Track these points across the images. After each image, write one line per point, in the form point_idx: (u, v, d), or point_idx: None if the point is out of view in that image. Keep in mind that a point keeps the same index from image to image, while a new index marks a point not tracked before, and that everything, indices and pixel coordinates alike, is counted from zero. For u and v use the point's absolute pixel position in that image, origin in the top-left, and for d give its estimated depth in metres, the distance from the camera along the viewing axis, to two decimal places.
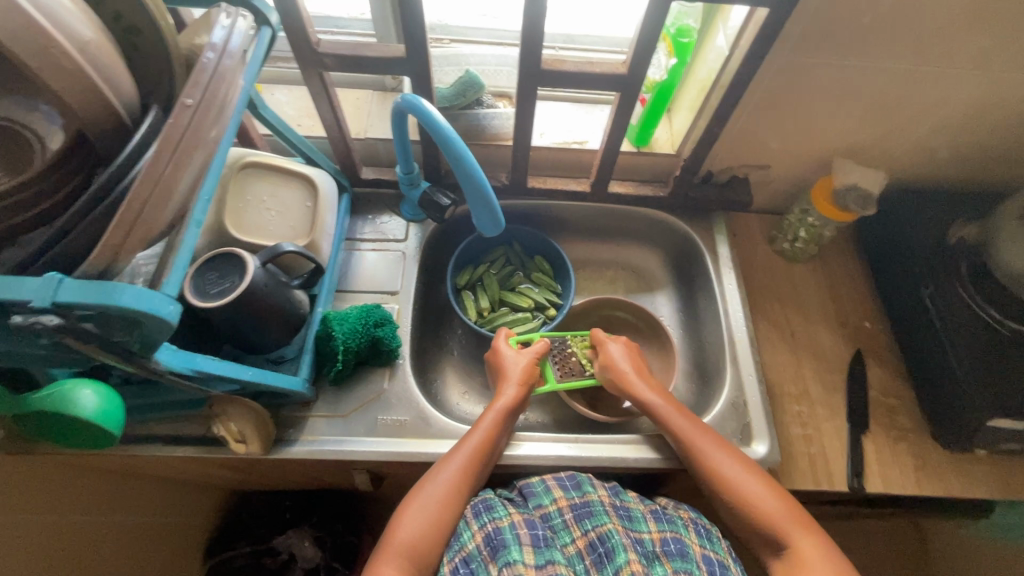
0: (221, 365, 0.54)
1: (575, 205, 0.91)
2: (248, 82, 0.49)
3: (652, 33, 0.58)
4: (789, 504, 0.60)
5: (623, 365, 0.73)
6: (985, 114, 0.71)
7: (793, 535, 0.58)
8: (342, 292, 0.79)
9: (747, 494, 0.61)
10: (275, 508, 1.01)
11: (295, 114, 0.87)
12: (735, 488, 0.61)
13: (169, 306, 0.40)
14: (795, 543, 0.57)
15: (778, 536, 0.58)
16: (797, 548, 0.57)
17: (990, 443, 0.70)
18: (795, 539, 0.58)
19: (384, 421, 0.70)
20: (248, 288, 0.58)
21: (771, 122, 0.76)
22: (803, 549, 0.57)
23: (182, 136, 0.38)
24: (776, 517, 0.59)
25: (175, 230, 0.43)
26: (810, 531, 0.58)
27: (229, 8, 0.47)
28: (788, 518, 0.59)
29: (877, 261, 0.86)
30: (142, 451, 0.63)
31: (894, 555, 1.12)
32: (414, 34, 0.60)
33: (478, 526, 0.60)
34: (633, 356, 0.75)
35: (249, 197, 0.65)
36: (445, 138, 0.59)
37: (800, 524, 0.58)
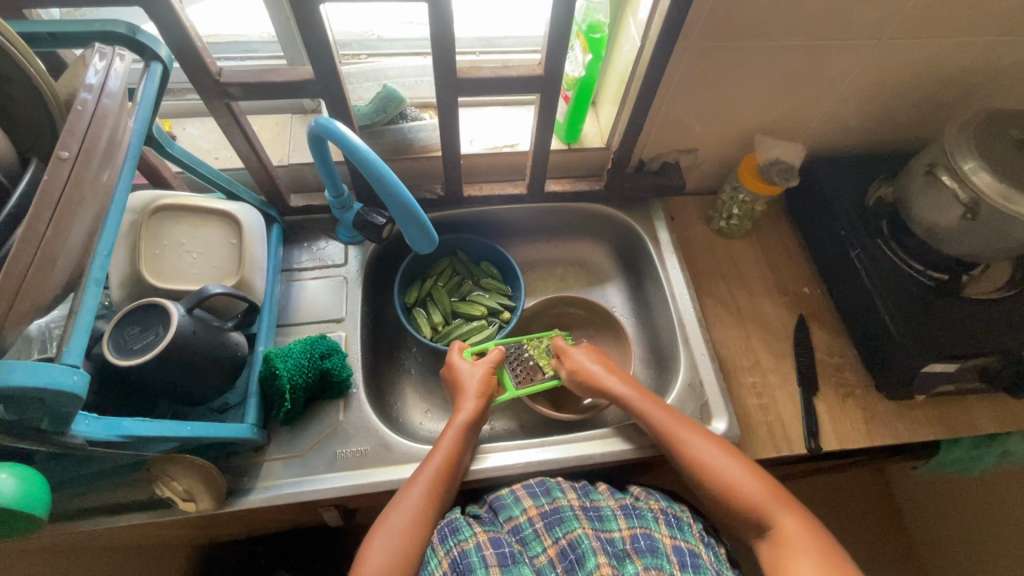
0: (155, 425, 0.50)
1: (515, 208, 0.90)
2: (140, 124, 0.47)
3: (562, 32, 0.58)
4: (773, 489, 0.61)
5: (591, 366, 0.74)
6: (884, 81, 0.76)
7: (779, 518, 0.59)
8: (285, 326, 0.76)
9: (733, 484, 0.62)
10: (249, 558, 0.95)
11: (211, 147, 0.83)
12: (720, 480, 0.62)
13: (73, 376, 0.37)
14: (781, 525, 0.59)
15: (765, 521, 0.60)
16: (782, 530, 0.59)
17: (927, 388, 0.74)
18: (782, 522, 0.59)
19: (343, 454, 0.68)
20: (175, 338, 0.55)
21: (691, 106, 0.77)
22: (789, 530, 0.58)
23: (62, 193, 0.37)
24: (760, 505, 0.60)
25: (74, 292, 0.40)
26: (790, 509, 0.60)
27: (103, 48, 0.44)
28: (773, 502, 0.60)
29: (806, 227, 0.90)
30: (80, 526, 0.59)
31: (867, 502, 1.16)
32: (321, 56, 0.58)
33: (445, 553, 0.59)
34: (596, 356, 0.76)
35: (167, 241, 0.62)
36: (366, 160, 0.58)
37: (785, 507, 0.60)
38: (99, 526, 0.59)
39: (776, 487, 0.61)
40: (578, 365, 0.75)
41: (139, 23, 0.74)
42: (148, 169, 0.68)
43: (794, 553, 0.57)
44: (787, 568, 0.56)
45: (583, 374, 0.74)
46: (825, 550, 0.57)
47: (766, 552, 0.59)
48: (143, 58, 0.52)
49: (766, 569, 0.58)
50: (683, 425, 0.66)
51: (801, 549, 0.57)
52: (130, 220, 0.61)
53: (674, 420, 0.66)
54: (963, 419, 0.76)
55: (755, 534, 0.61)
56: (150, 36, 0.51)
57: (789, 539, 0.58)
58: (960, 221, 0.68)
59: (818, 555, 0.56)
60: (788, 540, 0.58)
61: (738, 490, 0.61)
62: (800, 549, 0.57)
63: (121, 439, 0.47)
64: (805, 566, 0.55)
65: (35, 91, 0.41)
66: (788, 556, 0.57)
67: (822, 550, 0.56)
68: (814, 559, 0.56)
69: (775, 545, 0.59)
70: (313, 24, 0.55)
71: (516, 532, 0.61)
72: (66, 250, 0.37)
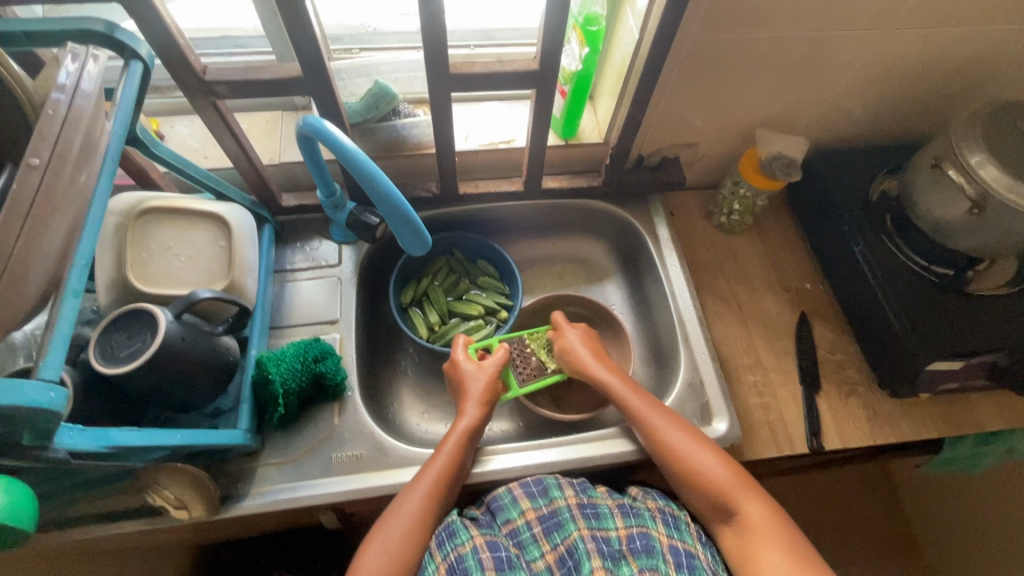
0: (142, 435, 0.49)
1: (511, 206, 0.89)
2: (120, 126, 0.46)
3: (557, 25, 0.57)
4: (737, 473, 0.61)
5: (579, 349, 0.73)
6: (888, 72, 0.74)
7: (744, 505, 0.59)
8: (279, 328, 0.75)
9: (703, 470, 0.61)
10: (249, 558, 0.94)
11: (200, 146, 0.81)
12: (690, 465, 0.61)
13: (50, 393, 0.36)
14: (746, 513, 0.58)
15: (730, 506, 0.59)
16: (749, 519, 0.58)
17: (931, 386, 0.73)
18: (749, 512, 0.58)
19: (338, 458, 0.67)
20: (163, 345, 0.53)
21: (691, 100, 0.75)
22: (753, 516, 0.58)
23: (33, 203, 0.35)
24: (726, 491, 0.59)
25: (51, 302, 0.39)
26: (758, 497, 0.59)
27: (77, 47, 0.43)
28: (737, 487, 0.60)
29: (808, 222, 0.88)
30: (74, 535, 0.58)
31: (869, 497, 1.15)
32: (308, 52, 0.56)
33: (442, 557, 0.58)
34: (589, 339, 0.75)
35: (154, 245, 0.60)
36: (355, 161, 0.56)
37: (748, 492, 0.59)
38: (93, 535, 0.59)
39: (740, 471, 0.61)
40: (568, 348, 0.74)
41: (121, 20, 0.72)
42: (135, 169, 0.67)
43: (762, 545, 0.56)
44: (754, 557, 0.56)
45: (568, 356, 0.73)
46: (792, 540, 0.56)
47: (731, 538, 0.59)
48: (122, 57, 0.50)
49: (735, 558, 0.58)
50: (657, 411, 0.65)
51: (768, 540, 0.56)
52: (116, 222, 0.60)
53: (651, 407, 0.66)
54: (968, 416, 0.75)
55: (718, 519, 0.61)
56: (130, 34, 0.49)
57: (755, 527, 0.57)
58: (966, 216, 0.67)
59: (786, 548, 0.56)
60: (753, 528, 0.57)
61: (707, 475, 0.60)
62: (765, 538, 0.56)
63: (108, 450, 0.46)
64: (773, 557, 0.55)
65: (10, 94, 0.39)
66: (757, 546, 0.56)
67: (787, 540, 0.56)
68: (780, 547, 0.55)
69: (742, 534, 0.58)
70: (298, 20, 0.53)
71: (514, 535, 0.60)
72: (40, 260, 0.36)
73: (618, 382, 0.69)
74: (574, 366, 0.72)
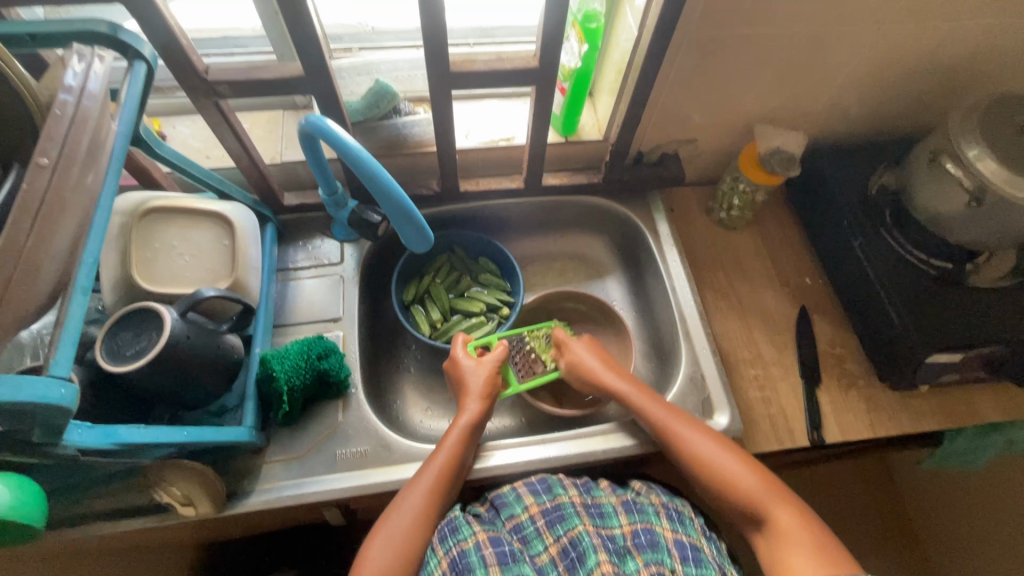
0: (149, 431, 0.49)
1: (512, 203, 0.89)
2: (125, 126, 0.46)
3: (556, 23, 0.57)
4: (768, 481, 0.60)
5: (590, 361, 0.73)
6: (886, 67, 0.74)
7: (774, 512, 0.58)
8: (282, 326, 0.75)
9: (730, 476, 0.61)
10: (254, 556, 0.95)
11: (202, 146, 0.82)
12: (717, 472, 0.61)
13: (61, 389, 0.36)
14: (777, 518, 0.58)
15: (761, 513, 0.59)
16: (779, 525, 0.58)
17: (931, 379, 0.74)
18: (779, 517, 0.58)
19: (343, 455, 0.67)
20: (168, 342, 0.54)
21: (691, 96, 0.76)
22: (785, 525, 0.58)
23: (42, 202, 0.36)
24: (755, 497, 0.60)
25: (60, 300, 0.39)
26: (787, 502, 0.59)
27: (82, 48, 0.43)
28: (768, 494, 0.59)
29: (808, 217, 0.89)
30: (80, 532, 0.59)
31: (870, 492, 1.16)
32: (310, 52, 0.57)
33: (444, 552, 0.59)
34: (595, 348, 0.76)
35: (157, 244, 0.61)
36: (358, 159, 0.57)
37: (778, 498, 0.59)
38: (100, 532, 0.59)
39: (771, 479, 0.61)
40: (577, 361, 0.74)
41: (122, 21, 0.72)
42: (138, 169, 0.67)
43: (792, 549, 0.56)
44: (783, 563, 0.56)
45: (581, 370, 0.73)
46: (823, 543, 0.56)
47: (762, 544, 0.59)
48: (125, 57, 0.50)
49: (767, 564, 0.58)
50: (680, 419, 0.66)
51: (797, 543, 0.56)
52: (121, 222, 0.60)
53: (673, 416, 0.66)
54: (967, 409, 0.75)
55: (749, 526, 0.61)
56: (133, 34, 0.49)
57: (785, 532, 0.57)
58: (964, 209, 0.67)
59: (816, 551, 0.55)
60: (783, 533, 0.57)
61: (734, 481, 0.61)
62: (797, 543, 0.56)
63: (116, 447, 0.46)
64: (803, 561, 0.55)
65: (15, 94, 0.40)
66: (787, 552, 0.56)
67: (818, 543, 0.56)
68: (811, 551, 0.55)
69: (772, 539, 0.58)
70: (300, 20, 0.53)
71: (517, 530, 0.61)
72: (49, 259, 0.36)
73: (638, 392, 0.69)
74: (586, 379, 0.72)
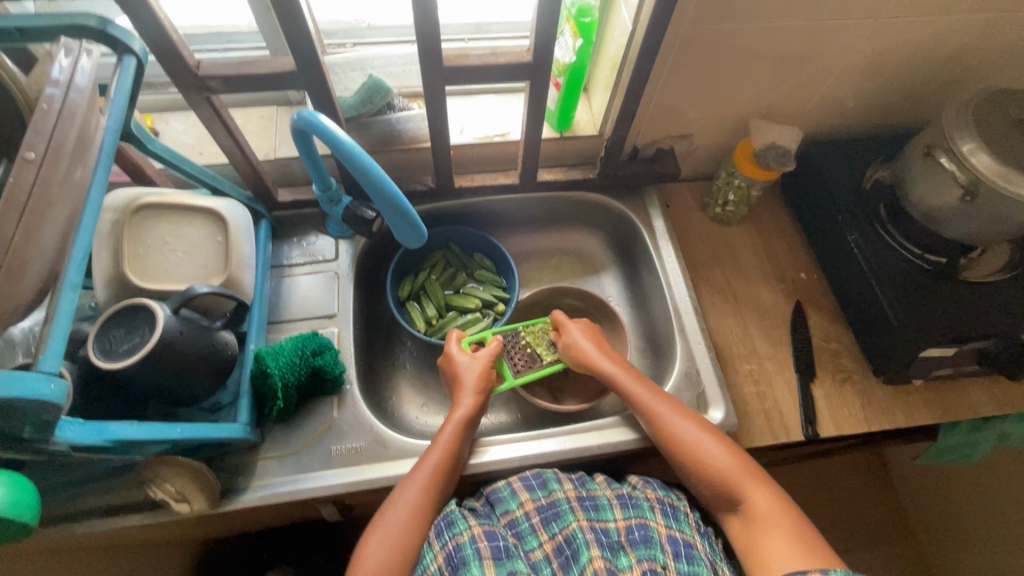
0: (143, 428, 0.49)
1: (508, 199, 0.89)
2: (114, 121, 0.46)
3: (549, 17, 0.57)
4: (744, 463, 0.61)
5: (584, 344, 0.73)
6: (881, 61, 0.74)
7: (749, 493, 0.59)
8: (276, 323, 0.75)
9: (709, 459, 0.61)
10: (251, 553, 0.94)
11: (196, 142, 0.81)
12: (696, 455, 0.62)
13: (50, 385, 0.36)
14: (753, 500, 0.59)
15: (736, 496, 0.60)
16: (755, 507, 0.58)
17: (925, 372, 0.74)
18: (755, 499, 0.59)
19: (338, 451, 0.67)
20: (161, 339, 0.54)
21: (686, 91, 0.76)
22: (761, 507, 0.58)
23: (29, 197, 0.35)
24: (732, 479, 0.60)
25: (49, 296, 0.39)
26: (764, 485, 0.59)
27: (70, 42, 0.43)
28: (746, 477, 0.60)
29: (803, 213, 0.89)
30: (73, 530, 0.59)
31: (866, 488, 1.16)
32: (302, 47, 0.56)
33: (440, 546, 0.58)
34: (591, 333, 0.75)
35: (150, 241, 0.61)
36: (350, 154, 0.57)
37: (753, 479, 0.60)
38: (94, 529, 0.59)
39: (747, 461, 0.62)
40: (573, 343, 0.73)
41: (114, 16, 0.71)
42: (130, 166, 0.67)
43: (767, 531, 0.56)
44: (760, 545, 0.56)
45: (574, 353, 0.73)
46: (798, 526, 0.56)
47: (739, 527, 0.59)
48: (115, 52, 0.50)
49: (742, 546, 0.58)
50: (663, 402, 0.66)
51: (772, 525, 0.57)
52: (113, 219, 0.60)
53: (656, 398, 0.66)
54: (961, 403, 0.75)
55: (727, 510, 0.61)
56: (122, 28, 0.49)
57: (760, 514, 0.58)
58: (958, 203, 0.67)
59: (790, 533, 0.56)
60: (759, 515, 0.58)
61: (712, 464, 0.61)
62: (772, 525, 0.57)
63: (109, 443, 0.46)
64: (776, 542, 0.55)
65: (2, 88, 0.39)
66: (763, 534, 0.57)
67: (792, 525, 0.56)
68: (786, 533, 0.55)
69: (748, 521, 0.59)
70: (291, 14, 0.53)
71: (513, 526, 0.61)
72: (38, 254, 0.36)
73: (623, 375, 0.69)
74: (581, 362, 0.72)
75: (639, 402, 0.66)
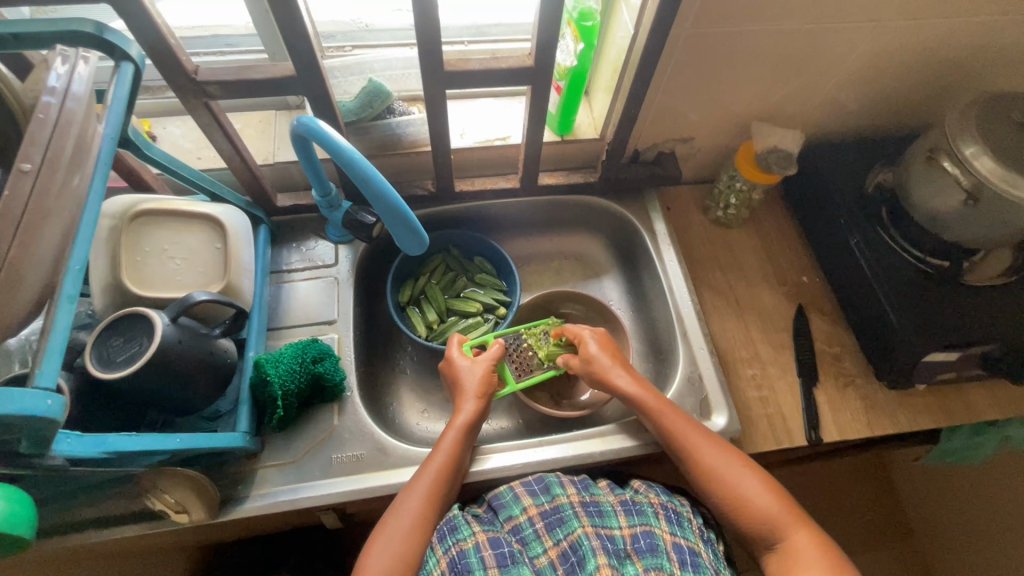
0: (141, 438, 0.49)
1: (509, 203, 0.89)
2: (111, 129, 0.45)
3: (551, 22, 0.56)
4: (790, 507, 0.60)
5: (603, 361, 0.71)
6: (883, 64, 0.74)
7: (794, 537, 0.58)
8: (275, 329, 0.75)
9: (748, 495, 0.60)
10: (251, 560, 0.93)
11: (193, 146, 0.80)
12: (735, 492, 0.61)
13: (46, 401, 0.35)
14: (793, 540, 0.58)
15: (775, 534, 0.59)
16: (795, 547, 0.57)
17: (928, 377, 0.74)
18: (794, 538, 0.58)
19: (339, 458, 0.67)
20: (159, 349, 0.53)
21: (687, 95, 0.75)
22: (801, 547, 0.57)
23: (24, 209, 0.35)
24: (772, 518, 0.59)
25: (46, 309, 0.38)
26: (803, 525, 0.58)
27: (66, 49, 0.42)
28: (785, 516, 0.59)
29: (805, 216, 0.89)
30: (70, 541, 0.58)
31: (867, 490, 1.16)
32: (301, 51, 0.56)
33: (443, 551, 0.58)
34: (608, 348, 0.73)
35: (148, 248, 0.60)
36: (350, 161, 0.56)
37: (798, 524, 0.59)
38: (92, 540, 0.58)
39: (794, 505, 0.60)
40: (590, 358, 0.72)
41: (109, 20, 0.71)
42: (127, 171, 0.66)
43: (807, 572, 0.55)
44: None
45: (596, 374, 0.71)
46: (837, 567, 0.55)
47: (775, 565, 0.58)
48: (112, 58, 0.49)
49: None
50: (700, 435, 0.64)
51: (813, 566, 0.55)
52: (110, 225, 0.59)
53: (692, 430, 0.65)
54: (964, 407, 0.75)
55: (763, 547, 0.60)
56: (119, 34, 0.48)
57: (800, 555, 0.57)
58: (961, 207, 0.67)
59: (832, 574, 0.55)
60: (799, 555, 0.57)
61: (751, 500, 0.60)
62: (812, 566, 0.56)
63: (107, 455, 0.46)
64: None
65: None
66: (802, 575, 0.55)
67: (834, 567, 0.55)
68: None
69: (786, 560, 0.57)
70: (291, 19, 0.52)
71: (516, 532, 0.60)
72: (34, 266, 0.36)
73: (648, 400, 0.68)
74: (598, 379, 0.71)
75: (675, 433, 0.65)
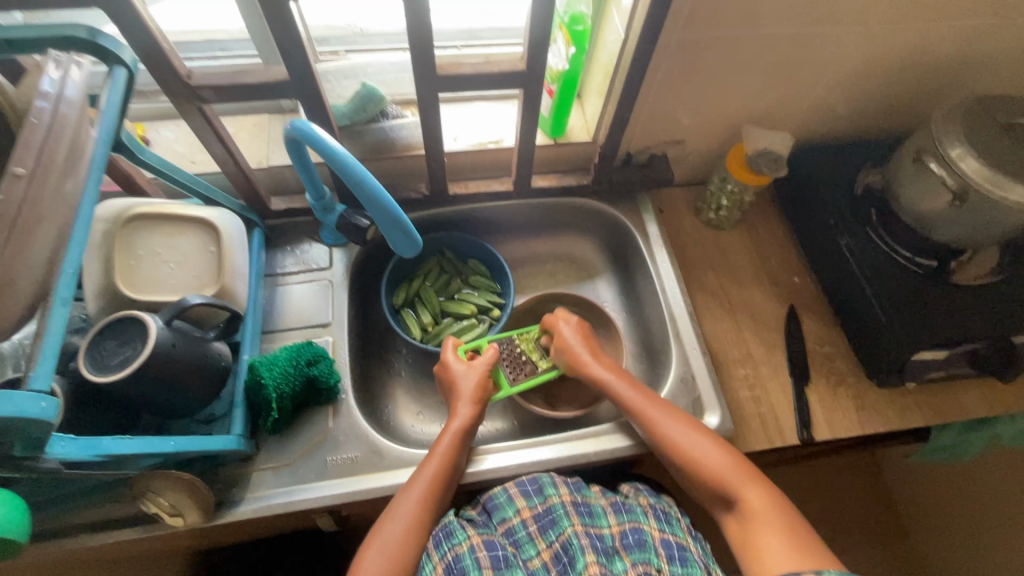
0: (138, 441, 0.49)
1: (501, 206, 0.89)
2: (106, 134, 0.46)
3: (543, 25, 0.57)
4: (739, 464, 0.61)
5: (575, 346, 0.73)
6: (871, 68, 0.75)
7: (744, 493, 0.59)
8: (270, 332, 0.75)
9: (698, 457, 0.62)
10: (246, 564, 0.91)
11: (187, 150, 0.81)
12: (686, 455, 0.62)
13: (41, 403, 0.36)
14: (745, 497, 0.59)
15: (730, 495, 0.60)
16: (748, 505, 0.58)
17: (917, 375, 0.74)
18: (747, 497, 0.59)
19: (334, 461, 0.67)
20: (155, 352, 0.53)
21: (678, 98, 0.76)
22: (753, 504, 0.58)
23: (18, 211, 0.35)
24: (724, 477, 0.60)
25: (40, 312, 0.38)
26: (755, 483, 0.60)
27: (60, 55, 0.43)
28: (737, 475, 0.60)
29: (796, 217, 0.89)
30: (64, 545, 0.58)
31: (860, 487, 1.17)
32: (294, 55, 0.56)
33: (439, 557, 0.59)
34: (582, 331, 0.76)
35: (142, 251, 0.60)
36: (344, 164, 0.56)
37: (749, 480, 0.60)
38: (83, 545, 0.58)
39: (743, 462, 0.62)
40: (565, 344, 0.74)
41: (102, 25, 0.71)
42: (120, 175, 0.66)
43: (760, 528, 0.57)
44: (751, 541, 0.57)
45: (563, 352, 0.74)
46: (791, 524, 0.56)
47: (734, 527, 0.59)
48: (106, 62, 0.49)
49: (739, 547, 0.58)
50: (652, 402, 0.67)
51: (766, 523, 0.57)
52: (103, 229, 0.59)
53: (645, 399, 0.67)
54: (953, 404, 0.76)
55: (723, 510, 0.61)
56: (113, 39, 0.48)
57: (753, 511, 0.58)
58: (947, 207, 0.68)
59: (784, 531, 0.56)
60: (751, 513, 0.58)
61: (702, 462, 0.61)
62: (765, 523, 0.57)
63: (102, 458, 0.46)
64: (770, 541, 0.55)
65: None
66: (756, 532, 0.57)
67: (786, 522, 0.56)
68: (778, 533, 0.56)
69: (742, 520, 0.59)
70: (284, 25, 0.53)
71: (509, 534, 0.61)
72: (26, 270, 0.36)
73: (613, 377, 0.70)
74: (569, 364, 0.73)
75: (630, 406, 0.67)
